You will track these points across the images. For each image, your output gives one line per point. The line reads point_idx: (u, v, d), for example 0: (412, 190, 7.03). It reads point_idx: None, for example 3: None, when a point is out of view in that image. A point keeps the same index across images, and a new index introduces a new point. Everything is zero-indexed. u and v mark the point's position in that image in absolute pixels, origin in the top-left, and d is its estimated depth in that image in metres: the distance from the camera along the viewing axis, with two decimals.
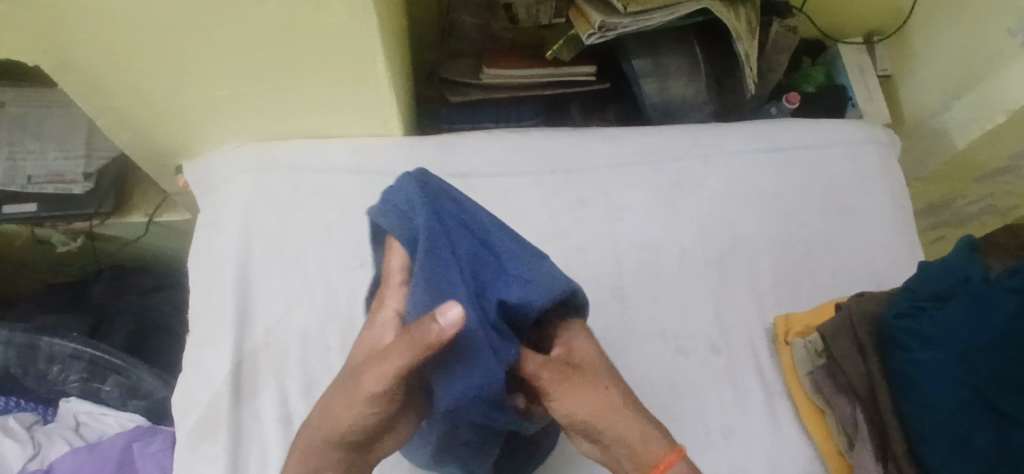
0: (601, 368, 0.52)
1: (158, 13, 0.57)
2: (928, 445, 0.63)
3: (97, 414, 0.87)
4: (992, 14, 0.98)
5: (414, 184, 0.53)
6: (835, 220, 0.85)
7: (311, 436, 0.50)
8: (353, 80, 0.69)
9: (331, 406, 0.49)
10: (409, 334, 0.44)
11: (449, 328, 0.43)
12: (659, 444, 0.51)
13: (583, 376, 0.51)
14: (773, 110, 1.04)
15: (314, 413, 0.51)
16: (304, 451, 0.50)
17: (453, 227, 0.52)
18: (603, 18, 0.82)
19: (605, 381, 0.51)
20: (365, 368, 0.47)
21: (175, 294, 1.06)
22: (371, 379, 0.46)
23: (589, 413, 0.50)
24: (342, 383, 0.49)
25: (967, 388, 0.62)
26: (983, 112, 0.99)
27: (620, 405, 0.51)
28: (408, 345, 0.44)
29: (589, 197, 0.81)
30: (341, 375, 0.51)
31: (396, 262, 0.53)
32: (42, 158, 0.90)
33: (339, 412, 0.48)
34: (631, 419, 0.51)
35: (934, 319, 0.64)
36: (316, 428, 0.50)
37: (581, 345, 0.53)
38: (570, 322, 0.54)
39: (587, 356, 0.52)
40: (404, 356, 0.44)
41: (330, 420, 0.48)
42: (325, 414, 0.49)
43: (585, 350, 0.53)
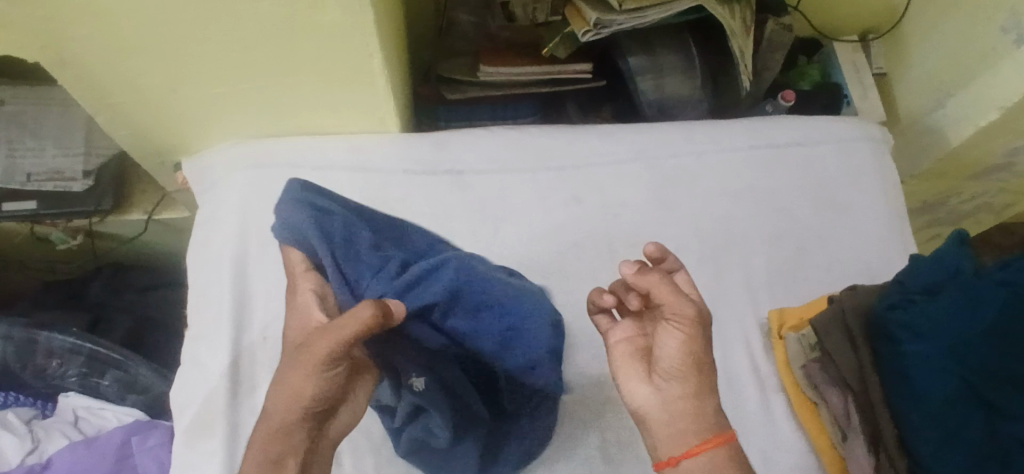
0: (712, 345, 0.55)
1: (153, 11, 0.58)
2: (919, 436, 0.63)
3: (95, 410, 0.88)
4: (986, 12, 0.99)
5: (296, 197, 0.68)
6: (829, 216, 0.86)
7: (273, 418, 0.52)
8: (348, 77, 0.69)
9: (283, 386, 0.51)
10: (346, 317, 0.49)
11: (378, 309, 0.49)
12: (706, 429, 0.52)
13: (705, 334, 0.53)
14: (767, 107, 1.04)
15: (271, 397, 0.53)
16: (266, 432, 0.52)
17: (330, 215, 0.66)
18: (598, 15, 0.82)
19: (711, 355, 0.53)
20: (313, 343, 0.50)
21: (174, 292, 1.06)
22: (317, 352, 0.49)
23: (688, 361, 0.52)
24: (293, 362, 0.51)
25: (958, 381, 0.62)
26: (975, 110, 0.99)
27: (708, 381, 0.53)
28: (344, 325, 0.48)
29: (584, 193, 0.81)
30: (288, 358, 0.53)
31: (295, 256, 0.64)
32: (41, 156, 0.91)
33: (291, 388, 0.51)
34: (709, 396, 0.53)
35: (925, 313, 0.65)
36: (276, 408, 0.52)
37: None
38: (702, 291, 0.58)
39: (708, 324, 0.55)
40: (346, 324, 0.48)
41: (286, 399, 0.51)
42: (279, 392, 0.52)
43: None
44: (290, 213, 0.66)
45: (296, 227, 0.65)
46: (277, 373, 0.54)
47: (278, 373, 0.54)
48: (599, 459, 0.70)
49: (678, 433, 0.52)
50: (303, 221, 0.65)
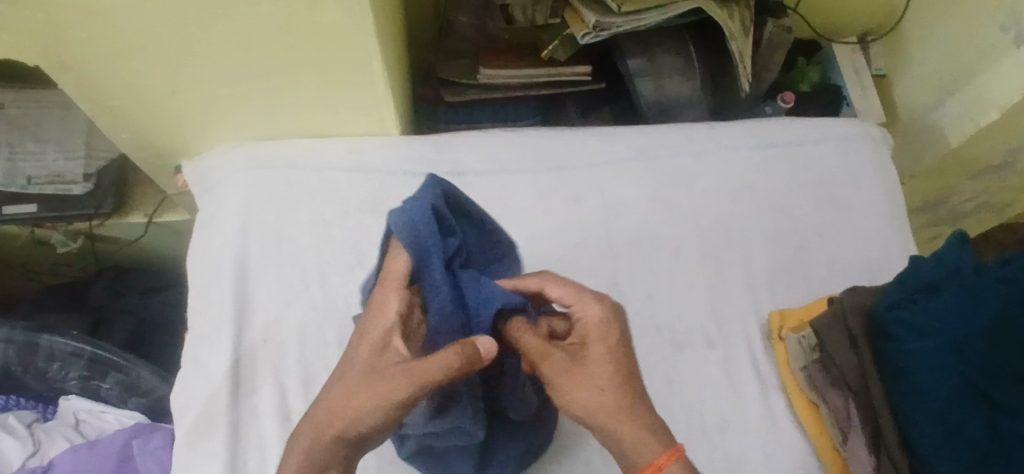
0: (614, 366, 0.55)
1: (154, 14, 0.58)
2: (919, 433, 0.64)
3: (96, 413, 0.88)
4: (984, 12, 0.99)
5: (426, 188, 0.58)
6: (829, 216, 0.86)
7: (325, 428, 0.50)
8: (349, 79, 0.69)
9: (346, 402, 0.50)
10: (445, 354, 0.49)
11: (486, 353, 0.50)
12: (654, 445, 0.53)
13: (589, 368, 0.55)
14: (768, 108, 1.06)
15: (325, 405, 0.51)
16: (316, 440, 0.50)
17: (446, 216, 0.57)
18: (598, 18, 0.83)
19: (610, 380, 0.55)
20: (392, 372, 0.50)
21: (175, 294, 1.06)
22: (395, 385, 0.49)
23: (604, 396, 0.54)
24: (363, 381, 0.50)
25: (959, 378, 0.62)
26: (976, 108, 1.00)
27: (623, 408, 0.54)
28: (439, 367, 0.49)
29: (584, 194, 0.81)
30: (354, 370, 0.52)
31: (397, 265, 0.55)
32: (42, 159, 0.91)
33: (360, 408, 0.49)
34: (631, 420, 0.54)
35: (925, 310, 0.65)
36: (332, 422, 0.50)
37: (599, 333, 0.56)
38: (596, 306, 0.57)
39: (597, 350, 0.56)
40: (437, 368, 0.49)
41: (348, 418, 0.50)
42: (338, 405, 0.50)
43: (598, 339, 0.56)
44: (409, 206, 0.56)
45: (407, 222, 0.55)
46: (340, 384, 0.52)
47: (337, 379, 0.53)
48: (600, 459, 0.70)
49: (636, 448, 0.53)
50: (420, 220, 0.55)
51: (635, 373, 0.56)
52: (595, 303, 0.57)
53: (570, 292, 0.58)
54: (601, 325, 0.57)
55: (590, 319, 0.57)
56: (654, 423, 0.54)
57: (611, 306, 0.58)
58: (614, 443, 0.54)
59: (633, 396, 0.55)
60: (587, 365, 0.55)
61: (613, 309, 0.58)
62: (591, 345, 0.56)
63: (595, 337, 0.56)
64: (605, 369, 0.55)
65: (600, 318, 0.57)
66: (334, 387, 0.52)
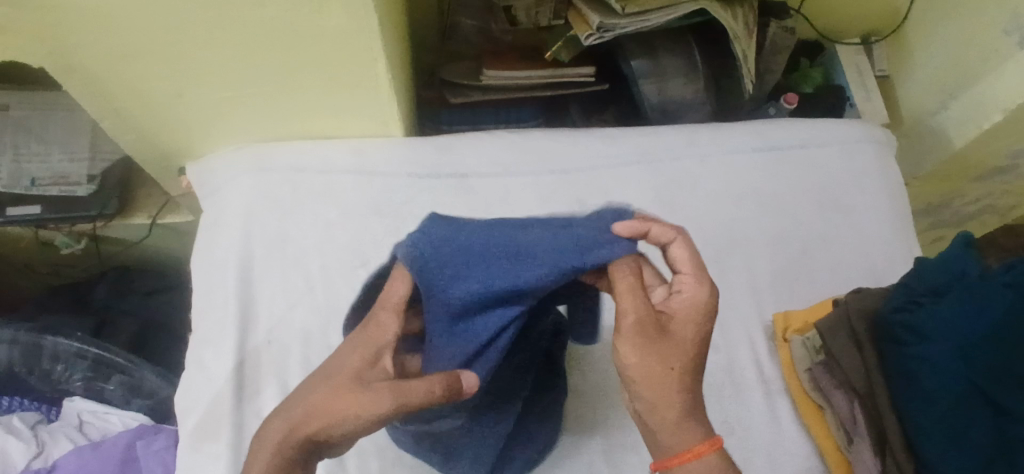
0: (690, 350, 0.53)
1: (159, 16, 0.58)
2: (925, 438, 0.63)
3: (101, 413, 0.88)
4: (988, 14, 0.99)
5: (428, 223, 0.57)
6: (833, 218, 0.86)
7: (296, 429, 0.48)
8: (353, 81, 0.69)
9: (322, 407, 0.48)
10: (432, 379, 0.48)
11: (468, 385, 0.50)
12: (691, 435, 0.53)
13: (668, 343, 0.53)
14: (771, 111, 1.04)
15: (299, 403, 0.49)
16: (285, 438, 0.48)
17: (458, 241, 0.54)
18: (602, 19, 0.82)
19: (681, 364, 0.53)
20: (376, 386, 0.48)
21: (178, 295, 1.06)
22: (376, 400, 0.47)
23: (668, 373, 0.52)
24: (344, 390, 0.48)
25: (966, 384, 0.61)
26: (978, 112, 1.00)
27: (679, 391, 0.53)
28: (423, 391, 0.48)
29: (587, 196, 0.81)
30: (335, 375, 0.50)
31: (398, 288, 0.53)
32: (47, 161, 0.91)
33: (335, 416, 0.48)
34: (682, 405, 0.53)
35: (935, 315, 0.64)
36: (303, 423, 0.48)
37: (689, 316, 0.54)
38: (704, 290, 0.54)
39: (682, 331, 0.54)
40: (420, 392, 0.48)
41: (323, 424, 0.48)
42: (315, 408, 0.48)
43: (688, 321, 0.54)
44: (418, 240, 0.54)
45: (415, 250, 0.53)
46: (319, 387, 0.50)
47: (318, 379, 0.50)
48: (603, 461, 0.70)
49: (676, 430, 0.53)
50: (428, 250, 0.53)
51: (703, 364, 0.55)
52: (701, 283, 0.54)
53: (688, 261, 0.55)
54: (696, 308, 0.54)
55: (693, 298, 0.54)
56: (698, 417, 0.54)
57: (715, 295, 0.55)
58: (653, 415, 0.53)
59: (693, 386, 0.53)
60: (669, 339, 0.53)
61: (716, 299, 0.55)
62: (681, 323, 0.54)
63: (686, 315, 0.54)
64: (682, 352, 0.53)
65: (701, 302, 0.54)
66: (310, 386, 0.50)
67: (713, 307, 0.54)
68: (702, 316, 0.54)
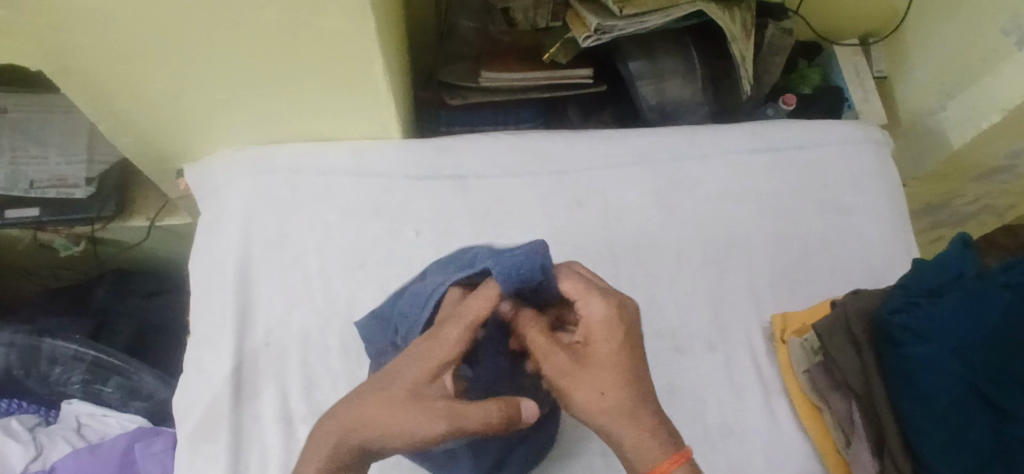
0: (617, 372, 0.54)
1: (157, 19, 0.58)
2: (925, 440, 0.63)
3: (98, 416, 0.88)
4: (987, 15, 0.99)
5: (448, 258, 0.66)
6: (831, 219, 0.86)
7: (349, 440, 0.49)
8: (351, 83, 0.69)
9: (377, 419, 0.49)
10: (499, 404, 0.50)
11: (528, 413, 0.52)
12: (660, 449, 0.53)
13: (592, 369, 0.54)
14: (769, 111, 1.04)
15: (353, 416, 0.50)
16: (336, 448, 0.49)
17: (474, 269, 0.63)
18: (599, 21, 0.83)
19: (614, 384, 0.54)
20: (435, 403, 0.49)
21: (176, 297, 1.06)
22: (433, 419, 0.49)
23: (606, 401, 0.53)
24: (402, 405, 0.49)
25: (964, 383, 0.62)
26: (977, 112, 0.99)
27: (626, 410, 0.53)
28: (487, 417, 0.49)
29: (586, 197, 0.81)
30: (394, 389, 0.50)
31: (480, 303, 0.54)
32: (45, 163, 0.91)
33: (392, 430, 0.49)
34: (636, 424, 0.53)
35: (930, 316, 0.64)
36: (359, 435, 0.49)
37: (601, 335, 0.55)
38: (602, 304, 0.56)
39: (601, 351, 0.55)
40: (479, 418, 0.49)
41: (379, 435, 0.49)
42: (368, 416, 0.49)
43: (603, 341, 0.55)
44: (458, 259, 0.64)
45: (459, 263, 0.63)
46: (374, 396, 0.50)
47: (377, 390, 0.51)
48: (601, 462, 0.69)
49: (644, 451, 0.53)
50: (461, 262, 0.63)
51: (642, 378, 0.55)
52: (601, 300, 0.56)
53: (581, 289, 0.57)
54: (605, 327, 0.55)
55: (597, 315, 0.56)
56: (660, 428, 0.54)
57: (617, 303, 0.56)
58: (617, 443, 0.53)
59: (639, 399, 0.54)
60: (591, 370, 0.54)
61: (620, 305, 0.56)
62: (596, 345, 0.55)
63: (599, 338, 0.55)
64: (608, 372, 0.54)
65: (604, 316, 0.56)
66: (365, 392, 0.51)
67: (633, 319, 0.57)
68: (617, 331, 0.55)
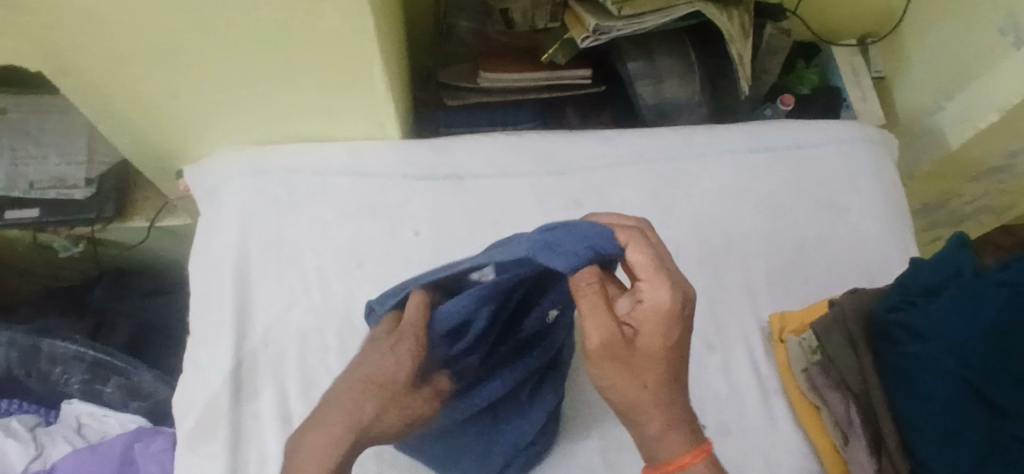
0: (660, 364, 0.51)
1: (153, 19, 0.59)
2: (921, 438, 0.64)
3: (99, 416, 0.87)
4: (982, 15, 0.99)
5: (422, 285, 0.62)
6: (827, 219, 0.86)
7: (355, 443, 0.49)
8: (348, 82, 0.69)
9: (382, 417, 0.51)
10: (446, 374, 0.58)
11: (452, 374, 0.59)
12: (684, 444, 0.52)
13: (637, 360, 0.50)
14: (767, 112, 1.06)
15: (356, 419, 0.50)
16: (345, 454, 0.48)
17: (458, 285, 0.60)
18: (598, 21, 0.83)
19: (654, 379, 0.51)
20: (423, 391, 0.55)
21: (177, 298, 1.07)
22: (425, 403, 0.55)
23: (641, 393, 0.51)
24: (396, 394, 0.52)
25: (959, 382, 0.61)
26: (973, 112, 1.00)
27: (658, 404, 0.51)
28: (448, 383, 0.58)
29: (584, 197, 0.82)
30: (378, 381, 0.52)
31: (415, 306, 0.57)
32: (44, 164, 0.91)
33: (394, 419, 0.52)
34: (664, 417, 0.51)
35: (927, 314, 0.65)
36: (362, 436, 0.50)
37: (655, 326, 0.50)
38: (667, 292, 0.49)
39: (652, 343, 0.50)
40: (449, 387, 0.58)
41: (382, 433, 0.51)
42: (372, 414, 0.50)
43: (654, 331, 0.50)
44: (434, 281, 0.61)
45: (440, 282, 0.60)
46: (367, 394, 0.51)
47: (365, 388, 0.51)
48: (600, 460, 0.69)
49: (667, 443, 0.52)
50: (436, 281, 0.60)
51: (682, 369, 0.52)
52: (665, 288, 0.50)
53: (648, 266, 0.50)
54: (664, 317, 0.50)
55: (659, 304, 0.50)
56: (688, 425, 0.52)
57: (683, 296, 0.50)
58: (642, 433, 0.52)
59: (673, 395, 0.52)
60: (635, 359, 0.50)
61: (683, 296, 0.50)
62: (648, 334, 0.50)
63: (653, 327, 0.50)
64: (650, 366, 0.51)
65: (666, 309, 0.49)
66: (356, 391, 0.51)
67: (692, 311, 0.51)
68: (674, 323, 0.50)
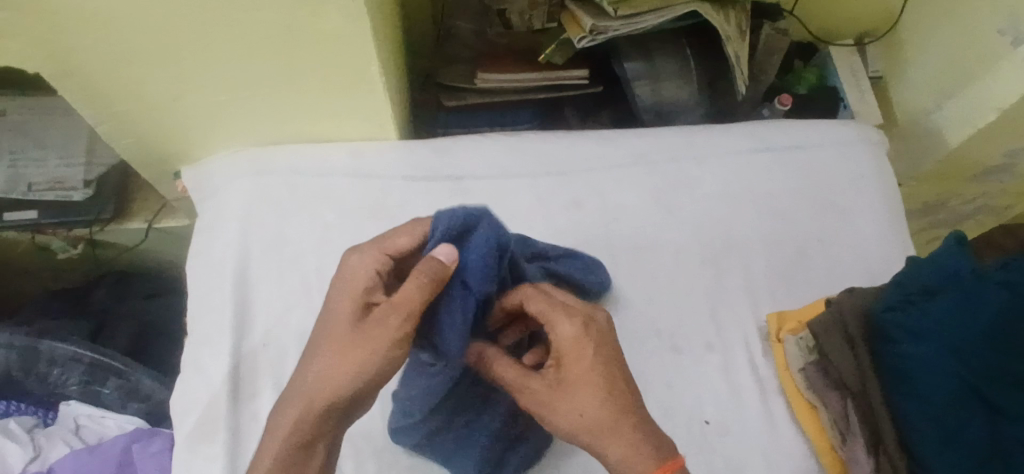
0: (592, 391, 0.55)
1: (155, 21, 0.59)
2: (919, 439, 0.64)
3: (97, 417, 0.88)
4: (982, 15, 1.00)
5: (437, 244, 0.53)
6: (828, 218, 0.86)
7: (312, 400, 0.54)
8: (349, 84, 0.70)
9: (330, 367, 0.53)
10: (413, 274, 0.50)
11: (449, 259, 0.51)
12: (646, 461, 0.55)
13: (567, 393, 0.56)
14: (766, 112, 1.06)
15: (308, 378, 0.54)
16: (305, 412, 0.54)
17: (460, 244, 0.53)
18: (595, 21, 0.83)
19: (591, 406, 0.55)
20: (374, 320, 0.52)
21: (176, 300, 1.07)
22: (378, 331, 0.51)
23: (586, 422, 0.55)
24: (341, 346, 0.53)
25: (959, 381, 0.62)
26: (973, 112, 1.00)
27: (608, 429, 0.55)
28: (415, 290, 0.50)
29: (584, 197, 0.82)
30: (327, 338, 0.53)
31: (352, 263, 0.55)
32: (44, 165, 0.92)
33: (343, 371, 0.52)
34: (619, 439, 0.55)
35: (925, 313, 0.65)
36: (318, 392, 0.53)
37: (569, 357, 0.56)
38: (568, 326, 0.56)
39: (573, 374, 0.56)
40: (415, 299, 0.50)
41: (341, 378, 0.53)
42: (326, 367, 0.53)
43: (574, 361, 0.56)
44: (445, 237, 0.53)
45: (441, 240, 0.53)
46: (319, 356, 0.54)
47: (316, 347, 0.54)
48: (598, 462, 0.68)
49: (630, 463, 0.55)
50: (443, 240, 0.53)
51: (625, 389, 0.57)
52: (567, 320, 0.56)
53: (547, 308, 0.57)
54: (572, 347, 0.56)
55: (567, 337, 0.56)
56: (645, 439, 0.55)
57: (582, 323, 0.56)
58: (605, 459, 0.56)
59: (619, 416, 0.55)
60: (565, 393, 0.56)
61: (584, 322, 0.57)
62: (568, 368, 0.56)
63: (573, 359, 0.56)
64: (580, 398, 0.55)
65: (573, 338, 0.56)
66: (313, 356, 0.54)
67: (604, 332, 0.57)
68: (590, 348, 0.56)
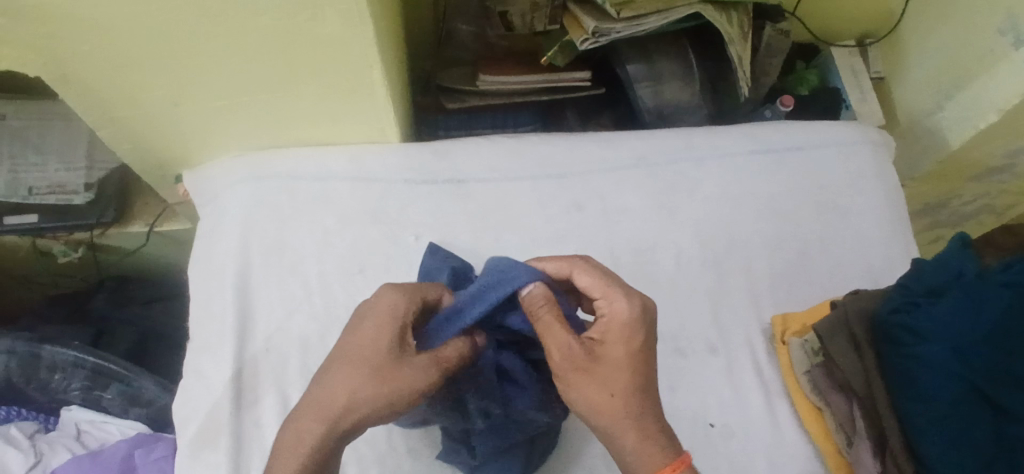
0: (627, 374, 0.55)
1: (153, 26, 0.58)
2: (925, 440, 0.63)
3: (98, 423, 0.87)
4: (981, 14, 0.99)
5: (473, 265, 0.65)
6: (830, 221, 0.86)
7: (332, 425, 0.53)
8: (348, 87, 0.69)
9: (352, 389, 0.53)
10: (460, 344, 0.56)
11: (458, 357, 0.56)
12: (660, 459, 0.55)
13: (604, 369, 0.55)
14: (766, 114, 1.05)
15: (330, 402, 0.53)
16: (322, 438, 0.53)
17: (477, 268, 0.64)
18: (597, 24, 0.83)
19: (622, 387, 0.55)
20: (411, 363, 0.54)
21: (177, 304, 1.06)
22: (409, 370, 0.54)
23: (613, 401, 0.55)
24: (373, 380, 0.53)
25: (965, 384, 0.62)
26: (973, 112, 1.00)
27: (630, 415, 0.55)
28: (458, 353, 0.56)
29: (586, 200, 0.81)
30: (358, 368, 0.53)
31: (393, 300, 0.55)
32: (44, 170, 0.91)
33: (372, 403, 0.53)
34: (638, 428, 0.55)
35: (930, 316, 0.65)
36: (334, 417, 0.53)
37: (618, 335, 0.56)
38: (624, 304, 0.56)
39: (615, 353, 0.55)
40: (454, 357, 0.56)
41: (366, 408, 0.53)
42: (354, 396, 0.53)
43: (618, 340, 0.56)
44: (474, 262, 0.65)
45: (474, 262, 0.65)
46: (344, 382, 0.53)
47: (337, 370, 0.54)
48: (603, 464, 0.70)
49: (644, 455, 0.55)
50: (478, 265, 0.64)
51: (654, 381, 0.57)
52: (623, 299, 0.56)
53: (602, 284, 0.58)
54: (624, 326, 0.56)
55: (616, 315, 0.56)
56: (662, 438, 0.56)
57: (639, 305, 0.56)
58: (619, 446, 0.55)
59: (645, 405, 0.56)
60: (601, 368, 0.55)
61: (640, 306, 0.56)
62: (611, 346, 0.56)
63: (617, 337, 0.56)
64: (619, 377, 0.55)
65: (625, 317, 0.56)
66: (332, 380, 0.54)
67: (655, 322, 0.57)
68: (639, 330, 0.56)
